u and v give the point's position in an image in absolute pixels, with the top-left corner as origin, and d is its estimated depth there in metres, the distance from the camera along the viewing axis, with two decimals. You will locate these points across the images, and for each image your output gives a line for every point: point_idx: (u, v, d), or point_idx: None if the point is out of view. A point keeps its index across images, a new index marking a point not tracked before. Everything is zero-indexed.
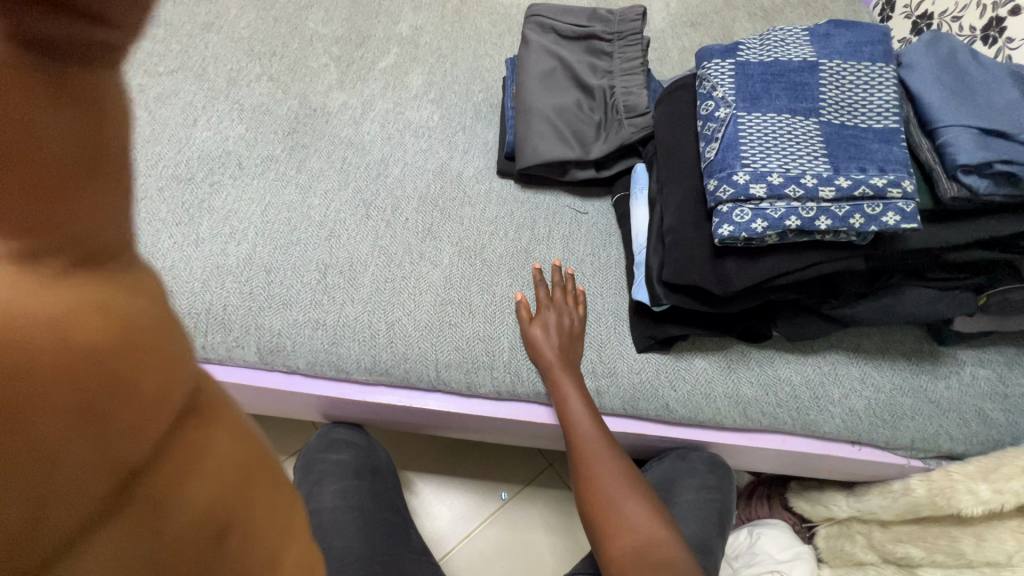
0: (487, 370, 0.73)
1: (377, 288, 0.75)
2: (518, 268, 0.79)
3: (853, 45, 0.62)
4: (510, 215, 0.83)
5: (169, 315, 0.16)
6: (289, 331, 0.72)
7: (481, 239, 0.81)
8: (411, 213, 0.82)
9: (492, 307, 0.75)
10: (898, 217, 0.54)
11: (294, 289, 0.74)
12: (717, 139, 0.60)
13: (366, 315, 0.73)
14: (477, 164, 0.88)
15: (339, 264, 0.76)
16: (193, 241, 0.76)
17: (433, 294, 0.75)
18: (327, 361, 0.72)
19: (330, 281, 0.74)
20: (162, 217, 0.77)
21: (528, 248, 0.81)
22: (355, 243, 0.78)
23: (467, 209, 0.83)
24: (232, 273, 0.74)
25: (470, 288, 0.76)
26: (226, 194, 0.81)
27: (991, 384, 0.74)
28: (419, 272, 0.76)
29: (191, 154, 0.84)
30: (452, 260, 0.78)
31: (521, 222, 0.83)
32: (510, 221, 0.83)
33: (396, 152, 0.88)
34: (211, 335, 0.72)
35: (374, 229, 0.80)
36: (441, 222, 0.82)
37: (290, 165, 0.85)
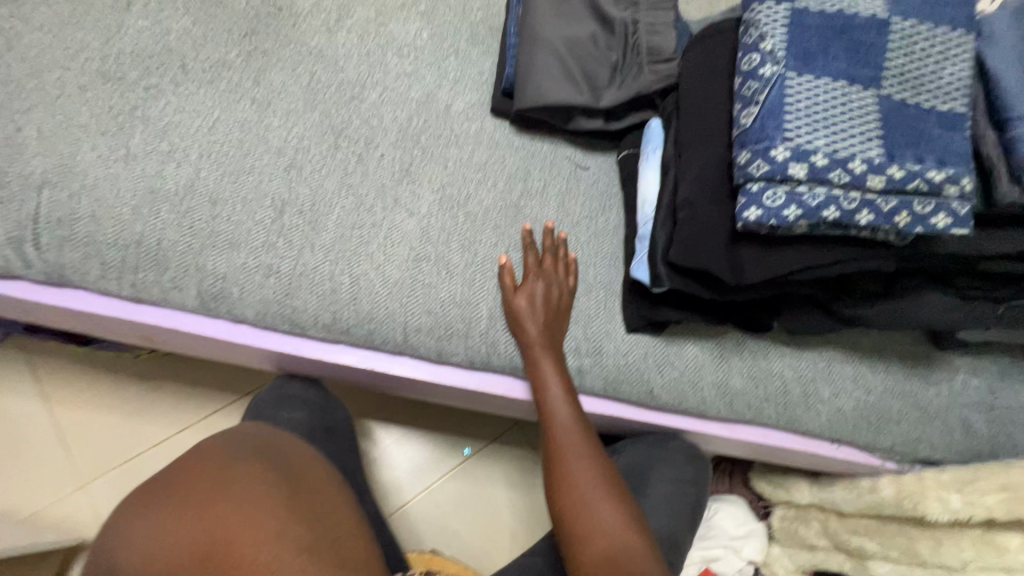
0: (460, 341, 0.65)
1: (340, 236, 0.65)
2: (504, 226, 0.70)
3: (932, 2, 0.51)
4: (500, 163, 0.73)
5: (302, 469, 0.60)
6: (236, 275, 0.62)
7: (466, 188, 0.71)
8: (387, 149, 0.71)
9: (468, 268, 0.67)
10: (949, 220, 0.47)
11: (243, 230, 0.63)
12: (757, 102, 0.50)
13: (326, 266, 0.64)
14: (468, 98, 0.77)
15: (299, 202, 0.65)
16: (121, 156, 0.63)
17: (405, 249, 0.66)
18: (278, 315, 0.63)
19: (286, 224, 0.64)
20: (83, 123, 0.64)
21: (519, 204, 0.72)
22: (322, 177, 0.67)
23: (453, 153, 0.73)
24: (169, 200, 0.62)
25: (448, 245, 0.67)
26: (166, 102, 0.67)
27: (982, 395, 0.72)
28: (390, 222, 0.67)
29: (122, 46, 0.69)
30: (429, 210, 0.68)
31: (516, 173, 0.73)
32: (501, 170, 0.73)
33: (375, 73, 0.75)
34: (142, 273, 0.61)
35: (346, 162, 0.69)
36: (422, 164, 0.71)
37: (245, 75, 0.71)
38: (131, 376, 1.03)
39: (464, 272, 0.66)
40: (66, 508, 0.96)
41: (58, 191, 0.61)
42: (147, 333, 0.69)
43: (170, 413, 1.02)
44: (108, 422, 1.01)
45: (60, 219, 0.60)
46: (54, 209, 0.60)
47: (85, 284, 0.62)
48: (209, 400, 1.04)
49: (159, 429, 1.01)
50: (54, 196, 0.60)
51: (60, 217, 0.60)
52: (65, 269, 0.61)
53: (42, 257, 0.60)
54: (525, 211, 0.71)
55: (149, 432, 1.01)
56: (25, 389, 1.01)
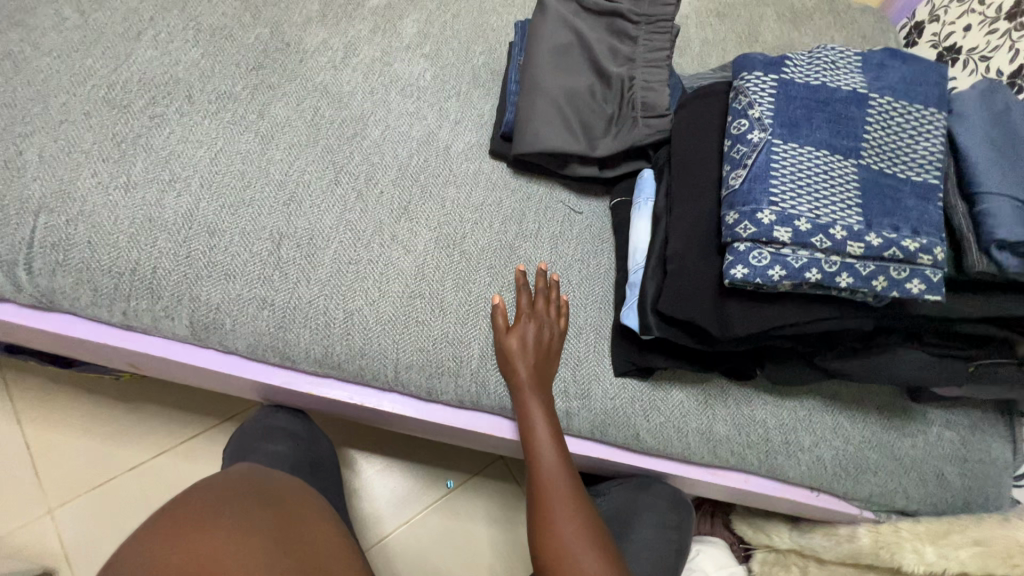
0: (450, 379, 0.66)
1: (335, 270, 0.66)
2: (498, 266, 0.71)
3: (908, 81, 0.55)
4: (497, 204, 0.75)
5: (296, 497, 0.57)
6: (230, 306, 0.62)
7: (462, 227, 0.73)
8: (386, 186, 0.72)
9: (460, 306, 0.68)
10: (922, 286, 0.49)
11: (239, 260, 0.63)
12: (745, 166, 0.53)
13: (319, 299, 0.64)
14: (467, 139, 0.79)
15: (297, 235, 0.66)
16: (122, 183, 0.64)
17: (400, 285, 0.67)
18: (269, 346, 0.63)
19: (281, 257, 0.65)
20: (86, 149, 0.64)
21: (513, 244, 0.73)
22: (319, 211, 0.68)
23: (450, 191, 0.74)
24: (167, 229, 0.63)
25: (442, 283, 0.68)
26: (170, 132, 0.68)
27: (955, 447, 0.74)
28: (385, 258, 0.68)
29: (130, 75, 0.70)
30: (424, 248, 0.70)
31: (512, 214, 0.75)
32: (497, 210, 0.75)
33: (378, 112, 0.77)
34: (134, 301, 0.61)
35: (345, 197, 0.70)
36: (420, 202, 0.73)
37: (250, 108, 0.73)
38: (109, 397, 1.01)
39: (456, 310, 0.67)
40: (30, 534, 0.93)
41: (55, 215, 0.61)
42: (133, 360, 0.68)
43: (147, 436, 1.00)
44: (81, 443, 0.98)
45: (55, 244, 0.60)
46: (50, 234, 0.60)
47: (75, 309, 0.62)
48: (188, 425, 1.02)
49: (134, 453, 0.99)
50: (51, 221, 0.60)
51: (56, 242, 0.60)
52: (56, 295, 0.61)
53: (33, 282, 0.60)
54: (519, 252, 0.73)
55: (124, 456, 0.99)
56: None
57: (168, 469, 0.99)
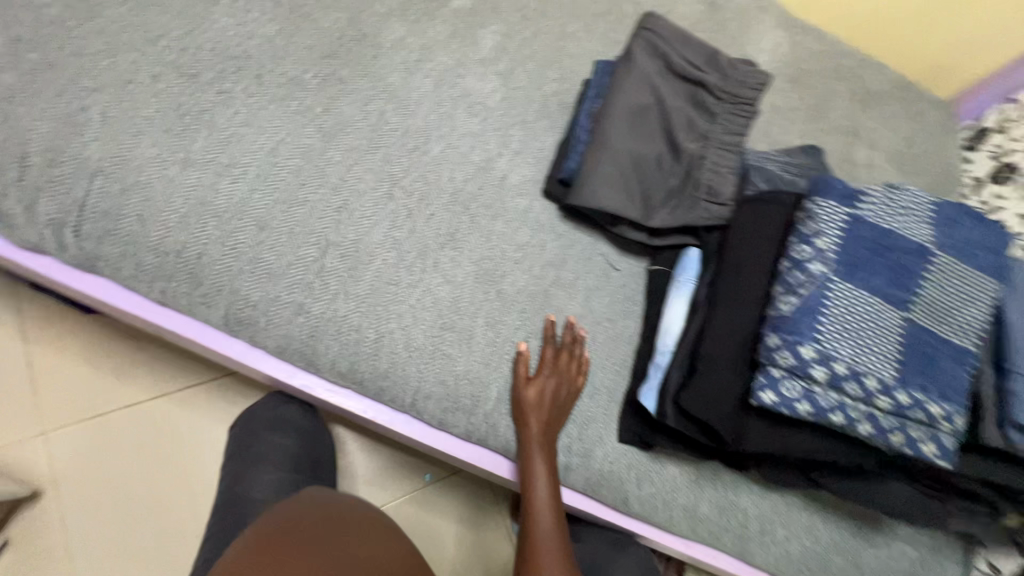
0: (463, 417, 0.68)
1: (374, 289, 0.66)
2: (529, 313, 0.72)
3: (972, 244, 0.56)
4: (540, 248, 0.76)
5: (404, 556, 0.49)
6: (266, 306, 0.63)
7: (503, 266, 0.73)
8: (437, 209, 0.72)
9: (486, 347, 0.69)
10: (936, 450, 0.52)
11: (283, 262, 0.64)
12: (799, 294, 0.54)
13: (355, 316, 0.65)
14: (524, 172, 0.78)
15: (343, 245, 0.66)
16: (181, 160, 0.63)
17: (434, 315, 0.68)
18: (298, 351, 0.65)
19: (325, 267, 0.65)
20: (149, 116, 0.63)
21: (548, 292, 0.74)
22: (369, 225, 0.68)
23: (498, 226, 0.75)
24: (218, 216, 0.63)
25: (473, 320, 0.69)
26: (234, 112, 0.67)
27: (913, 565, 0.79)
28: (423, 284, 0.68)
29: (203, 42, 0.68)
30: (463, 280, 0.70)
31: (553, 260, 0.76)
32: (539, 254, 0.75)
33: (442, 127, 0.76)
34: (175, 283, 0.62)
35: (395, 213, 0.70)
36: (467, 232, 0.73)
37: (317, 99, 0.71)
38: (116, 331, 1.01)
39: (482, 350, 0.69)
40: (23, 451, 0.95)
41: (110, 182, 0.60)
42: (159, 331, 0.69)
43: (148, 376, 1.01)
44: (82, 372, 0.99)
45: (105, 212, 0.60)
46: (102, 200, 0.60)
47: (115, 278, 0.62)
48: (190, 373, 1.03)
49: (134, 390, 1.01)
50: (105, 187, 0.60)
51: (106, 210, 0.60)
52: (100, 262, 0.61)
53: (79, 245, 0.60)
54: (552, 300, 0.74)
55: (123, 392, 1.00)
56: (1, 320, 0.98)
57: (165, 412, 1.01)
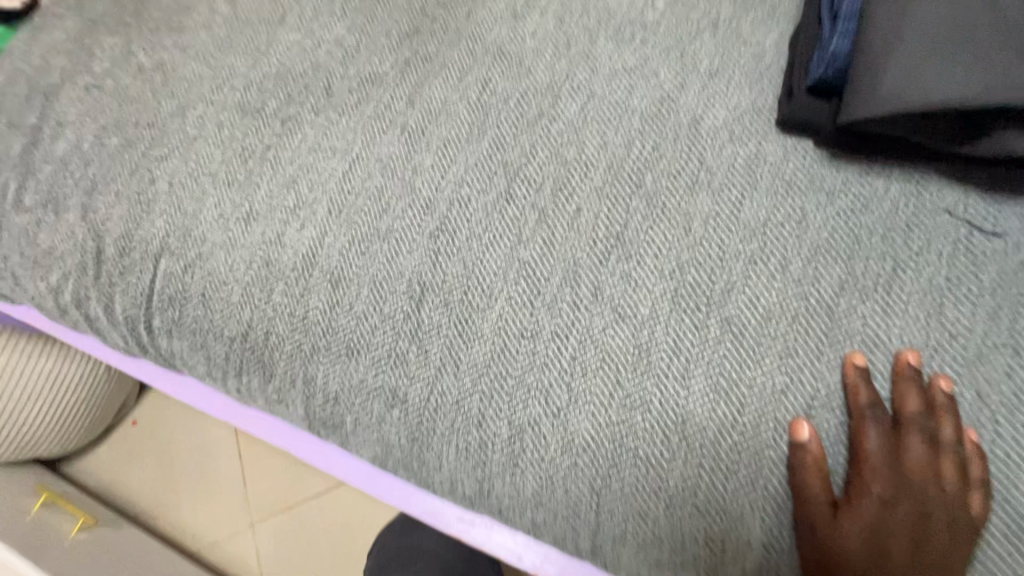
0: (695, 572, 0.37)
1: (497, 351, 0.39)
2: (797, 357, 0.36)
3: None
4: (789, 227, 0.39)
5: None
6: (351, 398, 0.42)
7: (720, 273, 0.39)
8: (584, 200, 0.43)
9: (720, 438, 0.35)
10: None
11: (365, 329, 0.42)
12: None
13: (473, 400, 0.39)
14: (729, 105, 0.44)
15: (445, 287, 0.42)
16: (244, 215, 0.48)
17: (605, 385, 0.37)
18: (402, 463, 0.41)
19: (422, 327, 0.41)
20: (213, 170, 0.50)
21: (828, 308, 0.36)
22: (480, 249, 0.43)
23: (698, 205, 0.41)
24: (285, 279, 0.45)
25: (681, 385, 0.36)
26: (303, 138, 0.51)
27: None
28: (577, 331, 0.39)
29: (269, 69, 0.55)
30: (648, 313, 0.38)
31: (823, 246, 0.38)
32: (790, 238, 0.39)
33: (575, 75, 0.48)
34: (249, 377, 0.45)
35: (518, 222, 0.43)
36: (642, 227, 0.41)
37: (399, 92, 0.51)
38: None
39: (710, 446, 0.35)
40: (233, 544, 0.82)
41: (175, 260, 0.48)
42: None
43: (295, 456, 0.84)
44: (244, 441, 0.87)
45: (173, 298, 0.47)
46: (169, 284, 0.47)
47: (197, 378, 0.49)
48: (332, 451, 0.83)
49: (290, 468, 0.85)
50: (171, 267, 0.48)
51: (173, 296, 0.47)
52: (180, 362, 0.48)
53: (158, 345, 0.49)
54: (843, 324, 0.36)
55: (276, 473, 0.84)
56: (197, 415, 0.88)
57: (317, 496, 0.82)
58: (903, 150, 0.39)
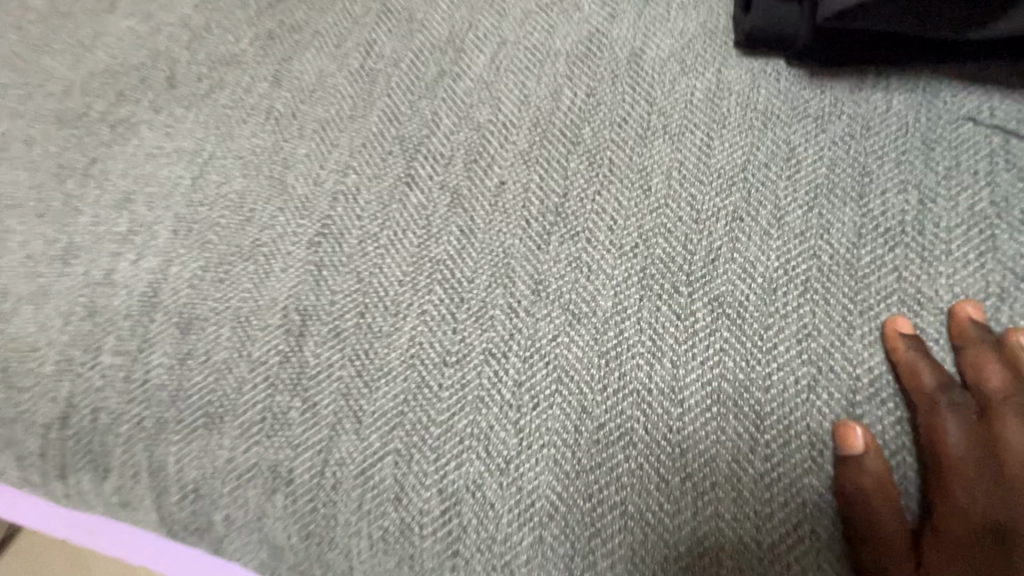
0: None
1: (411, 392, 0.28)
2: (819, 339, 0.26)
3: None
4: (777, 169, 0.30)
5: None
6: (215, 487, 0.29)
7: (698, 241, 0.29)
8: (509, 172, 0.32)
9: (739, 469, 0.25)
10: None
11: (230, 386, 0.30)
12: None
13: (384, 467, 0.27)
14: (677, 31, 0.35)
15: (336, 313, 0.30)
16: (57, 252, 0.35)
17: (566, 418, 0.26)
18: (300, 570, 0.29)
19: (307, 373, 0.29)
20: (11, 197, 0.37)
21: (846, 268, 0.27)
22: (378, 254, 0.32)
23: (656, 157, 0.31)
24: (117, 330, 0.32)
25: (670, 402, 0.26)
26: (137, 142, 0.38)
27: None
28: (520, 347, 0.28)
29: (86, 58, 0.41)
30: (612, 308, 0.28)
31: (823, 187, 0.29)
32: (780, 183, 0.29)
33: (482, 21, 0.38)
34: (78, 476, 0.32)
35: (425, 212, 0.32)
36: (587, 196, 0.31)
37: (261, 71, 0.39)
38: None
39: (727, 484, 0.25)
40: None
41: None
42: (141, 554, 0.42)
43: None
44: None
45: None
46: None
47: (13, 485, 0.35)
48: None
49: None
50: None
51: None
52: None
53: None
54: (869, 286, 0.27)
55: None
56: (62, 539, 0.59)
57: None
58: (900, 56, 0.30)
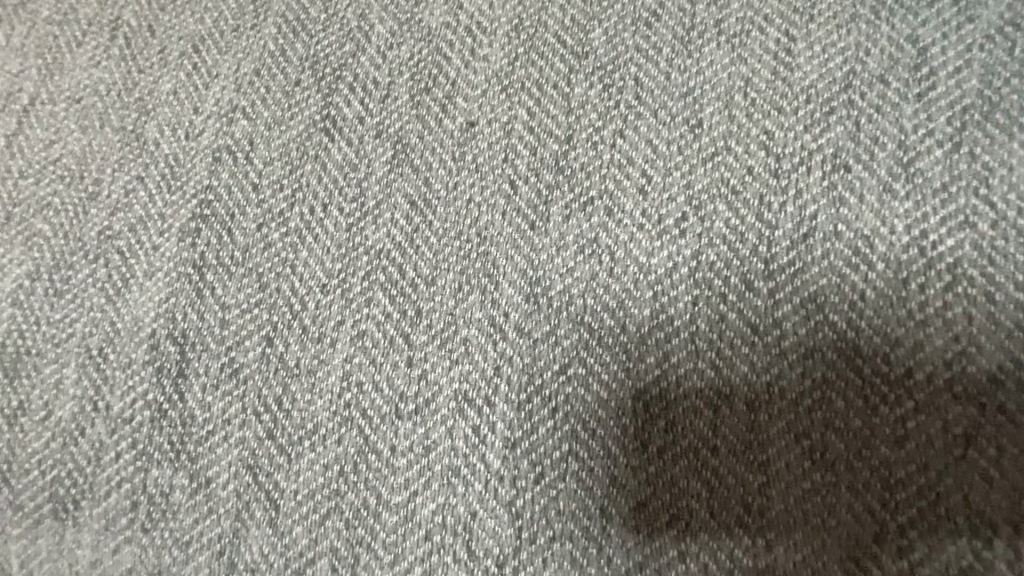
0: None
1: (349, 463, 0.18)
2: (976, 355, 0.16)
3: None
4: (900, 86, 0.19)
5: None
6: None
7: (775, 210, 0.18)
8: (480, 105, 0.21)
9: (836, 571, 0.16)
10: None
11: (83, 456, 0.20)
12: None
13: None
14: None
15: (232, 340, 0.20)
16: None
17: (585, 497, 0.17)
18: None
19: (194, 434, 0.20)
20: None
21: (1016, 241, 0.17)
22: (287, 246, 0.21)
23: (705, 83, 0.20)
24: None
25: (744, 466, 0.17)
26: None
27: None
28: (509, 388, 0.18)
29: None
30: (649, 320, 0.18)
31: (974, 112, 0.18)
32: (905, 107, 0.19)
33: None
34: None
35: (354, 175, 0.21)
36: (602, 140, 0.20)
37: None
38: None
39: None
40: None
41: None
42: None
43: None
44: None
45: None
46: None
47: None
48: None
49: None
50: None
51: None
52: None
53: None
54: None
55: None
56: None
57: None
58: None
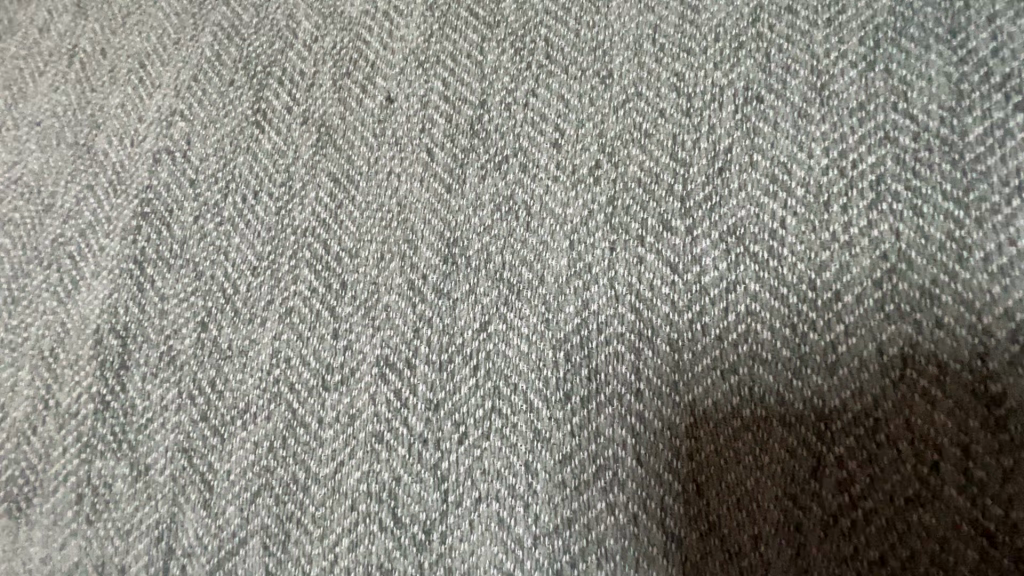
0: None
1: (279, 438, 0.20)
2: (855, 285, 0.18)
3: None
4: (770, 51, 0.21)
5: None
6: None
7: (688, 147, 0.21)
8: (398, 83, 0.23)
9: (711, 485, 0.18)
10: None
11: (35, 454, 0.21)
12: None
13: (248, 556, 0.20)
14: None
15: (178, 321, 0.22)
16: None
17: (508, 454, 0.19)
18: None
19: (134, 424, 0.21)
20: None
21: (870, 186, 0.19)
22: (221, 234, 0.23)
23: (609, 43, 0.22)
24: None
25: (649, 409, 0.19)
26: None
27: None
28: (431, 350, 0.20)
29: None
30: (567, 269, 0.20)
31: (838, 68, 0.20)
32: (773, 70, 0.21)
33: None
34: None
35: (283, 161, 0.23)
36: (516, 101, 0.22)
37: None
38: None
39: (700, 507, 0.18)
40: None
41: None
42: None
43: None
44: None
45: None
46: None
47: None
48: None
49: None
50: None
51: None
52: None
53: None
54: (918, 201, 0.19)
55: None
56: None
57: None
58: None
